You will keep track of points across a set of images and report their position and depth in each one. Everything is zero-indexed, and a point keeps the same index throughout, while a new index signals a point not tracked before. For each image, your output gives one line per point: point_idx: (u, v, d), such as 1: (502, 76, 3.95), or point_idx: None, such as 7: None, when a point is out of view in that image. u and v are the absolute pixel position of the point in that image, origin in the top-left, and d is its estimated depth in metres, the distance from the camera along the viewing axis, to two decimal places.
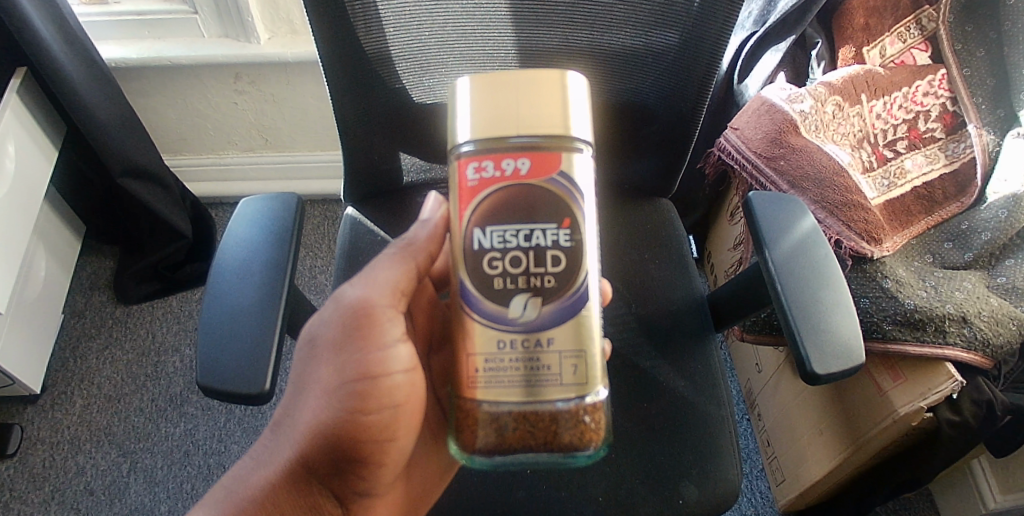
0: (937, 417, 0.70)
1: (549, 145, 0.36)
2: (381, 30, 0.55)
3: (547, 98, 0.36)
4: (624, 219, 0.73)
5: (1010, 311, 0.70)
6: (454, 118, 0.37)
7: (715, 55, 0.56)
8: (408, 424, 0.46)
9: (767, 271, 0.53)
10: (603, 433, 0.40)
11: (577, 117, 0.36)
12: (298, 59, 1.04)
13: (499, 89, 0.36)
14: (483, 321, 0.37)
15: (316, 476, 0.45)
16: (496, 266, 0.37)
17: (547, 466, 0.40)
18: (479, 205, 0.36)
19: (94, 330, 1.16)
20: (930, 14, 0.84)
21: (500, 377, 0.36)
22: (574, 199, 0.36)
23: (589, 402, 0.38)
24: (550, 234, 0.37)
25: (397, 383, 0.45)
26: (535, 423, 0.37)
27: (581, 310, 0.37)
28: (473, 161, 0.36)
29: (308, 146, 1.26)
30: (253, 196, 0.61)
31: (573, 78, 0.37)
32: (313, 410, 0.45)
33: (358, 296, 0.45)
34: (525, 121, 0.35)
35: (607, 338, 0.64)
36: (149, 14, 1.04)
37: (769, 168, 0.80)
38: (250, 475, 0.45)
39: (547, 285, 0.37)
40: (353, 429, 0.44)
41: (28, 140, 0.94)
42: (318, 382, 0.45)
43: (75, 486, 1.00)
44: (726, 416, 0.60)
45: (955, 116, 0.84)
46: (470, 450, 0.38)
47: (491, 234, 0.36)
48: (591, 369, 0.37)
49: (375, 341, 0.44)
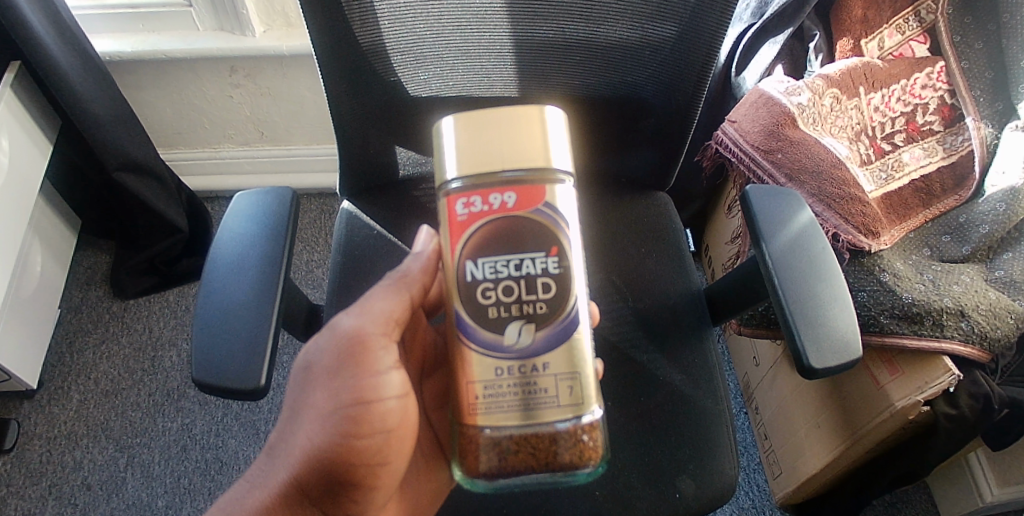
0: (934, 410, 0.69)
1: (534, 179, 0.36)
2: (376, 23, 0.55)
3: (529, 132, 0.36)
4: (621, 214, 0.73)
5: (1008, 305, 0.69)
6: (440, 153, 0.37)
7: (713, 48, 0.55)
8: (401, 447, 0.46)
9: (767, 267, 0.52)
10: (602, 450, 0.39)
11: (559, 149, 0.37)
12: (294, 52, 1.03)
13: (480, 129, 0.36)
14: (480, 349, 0.37)
15: (310, 498, 0.45)
16: (490, 295, 0.37)
17: (548, 484, 0.39)
18: (470, 238, 0.36)
19: (91, 325, 1.15)
20: (927, 6, 0.83)
21: (499, 403, 0.36)
22: (560, 228, 0.37)
23: (587, 420, 0.37)
24: (540, 262, 0.37)
25: (390, 408, 0.45)
26: (536, 445, 0.37)
27: (573, 333, 0.37)
28: (461, 197, 0.36)
29: (304, 139, 1.25)
30: (248, 191, 0.60)
31: (550, 112, 0.37)
32: (309, 433, 0.44)
33: (351, 325, 0.45)
34: (510, 156, 0.35)
35: (604, 331, 0.64)
36: (142, 7, 1.03)
37: (767, 161, 0.79)
38: (245, 498, 0.45)
39: (539, 312, 0.37)
40: (345, 453, 0.43)
41: (23, 135, 0.94)
42: (311, 407, 0.45)
43: (73, 481, 1.00)
44: (724, 411, 0.60)
45: (954, 109, 0.83)
46: (472, 474, 0.38)
47: (483, 265, 0.37)
48: (586, 389, 0.37)
49: (368, 368, 0.44)
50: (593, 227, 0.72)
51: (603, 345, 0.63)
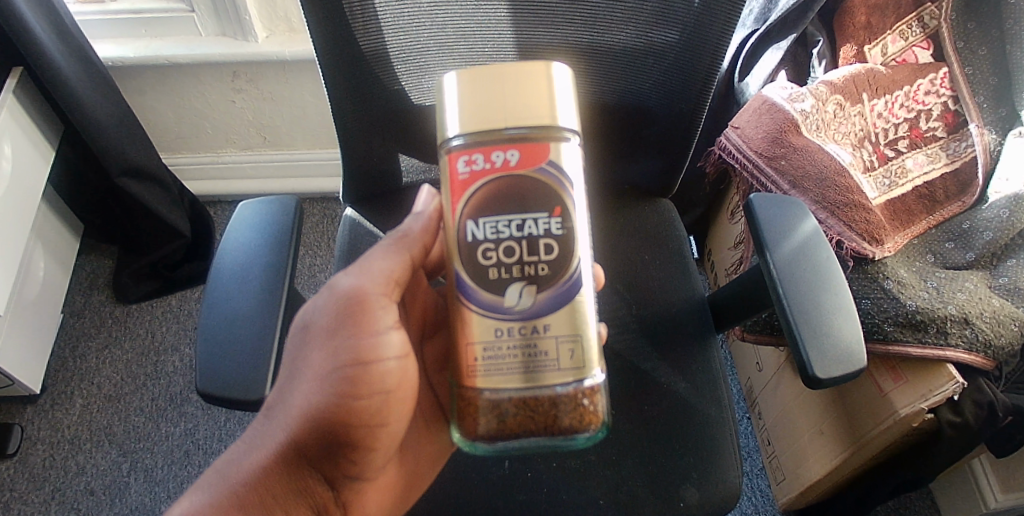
0: (938, 418, 0.70)
1: (538, 136, 0.36)
2: (379, 31, 0.55)
3: (535, 89, 0.36)
4: (622, 218, 0.73)
5: (1012, 312, 0.69)
6: (443, 112, 0.37)
7: (717, 55, 0.55)
8: (401, 409, 0.46)
9: (768, 277, 0.52)
10: (602, 415, 0.40)
11: (564, 107, 0.37)
12: (297, 57, 1.03)
13: (486, 82, 0.35)
14: (480, 310, 0.37)
15: (307, 458, 0.44)
16: (490, 256, 0.37)
17: (547, 448, 0.40)
18: (471, 197, 0.36)
19: (93, 330, 1.16)
20: (930, 12, 0.83)
21: (500, 365, 0.36)
22: (564, 188, 0.37)
23: (588, 385, 0.38)
24: (542, 223, 0.37)
25: (389, 369, 0.44)
26: (536, 408, 0.37)
27: (575, 296, 0.37)
28: (462, 154, 0.36)
29: (307, 144, 1.25)
30: (252, 200, 0.60)
31: (557, 68, 0.37)
32: (306, 394, 0.44)
33: (351, 284, 0.45)
34: (513, 112, 0.35)
35: (607, 338, 0.64)
36: (144, 12, 1.03)
37: (770, 168, 0.79)
38: (241, 459, 0.44)
39: (541, 274, 0.37)
40: (344, 413, 0.43)
41: (25, 140, 0.94)
42: (309, 368, 0.44)
43: (75, 486, 1.00)
44: (728, 418, 0.59)
45: (957, 115, 0.83)
46: (471, 437, 0.38)
47: (484, 225, 0.37)
48: (588, 353, 0.37)
49: (367, 327, 0.44)
50: (596, 233, 0.72)
51: (606, 353, 0.63)
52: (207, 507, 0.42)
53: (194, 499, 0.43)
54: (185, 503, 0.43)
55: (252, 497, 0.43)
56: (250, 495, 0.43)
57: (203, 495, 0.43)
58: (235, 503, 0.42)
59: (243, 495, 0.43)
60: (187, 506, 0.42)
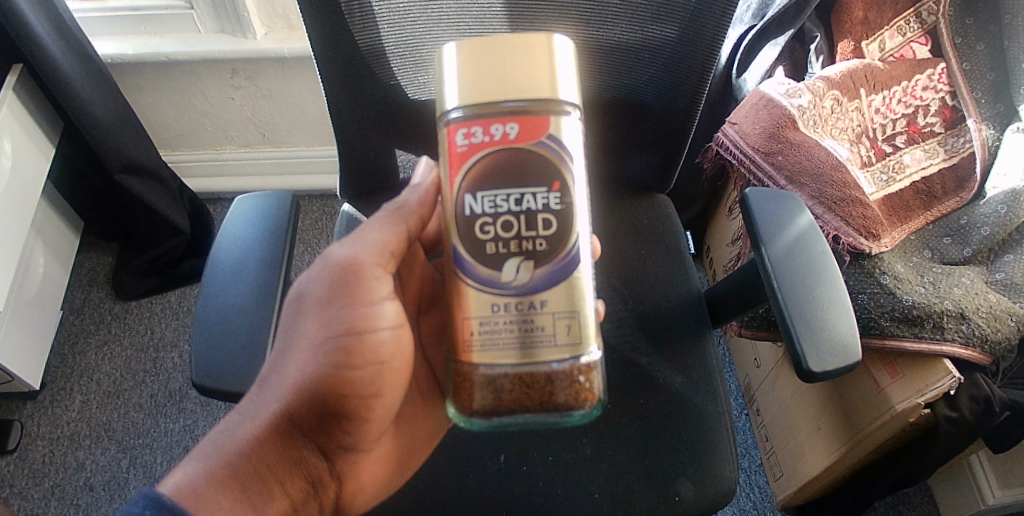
0: (935, 413, 0.69)
1: (537, 110, 0.36)
2: (375, 26, 0.55)
3: (535, 63, 0.36)
4: (619, 214, 0.73)
5: (1008, 307, 0.69)
6: (442, 85, 0.37)
7: (713, 50, 0.55)
8: (396, 382, 0.46)
9: (766, 270, 0.52)
10: (598, 393, 0.40)
11: (565, 81, 0.37)
12: (295, 54, 1.04)
13: (484, 54, 0.35)
14: (477, 285, 0.37)
15: (301, 429, 0.44)
16: (489, 231, 0.37)
17: (543, 425, 0.40)
18: (469, 170, 0.36)
19: (93, 326, 1.16)
20: (929, 8, 0.83)
21: (495, 339, 0.37)
22: (563, 162, 0.37)
23: (584, 362, 0.38)
24: (541, 198, 0.37)
25: (383, 339, 0.44)
26: (532, 384, 0.38)
27: (572, 272, 0.38)
28: (461, 127, 0.36)
29: (306, 141, 1.26)
30: (248, 194, 0.60)
31: (558, 41, 0.37)
32: (301, 365, 0.44)
33: (346, 255, 0.45)
34: (512, 85, 0.35)
35: (603, 332, 0.64)
36: (144, 9, 1.03)
37: (767, 163, 0.79)
38: (234, 429, 0.43)
39: (538, 249, 0.37)
40: (339, 386, 0.44)
41: (24, 137, 0.94)
42: (305, 339, 0.45)
43: (75, 481, 1.00)
44: (723, 413, 0.60)
45: (955, 111, 0.83)
46: (467, 412, 0.39)
47: (482, 199, 0.37)
48: (584, 329, 0.38)
49: (362, 298, 0.44)
50: (594, 230, 0.72)
51: (602, 347, 0.63)
52: (203, 476, 0.41)
53: (187, 469, 0.42)
54: (177, 473, 0.42)
55: (246, 469, 0.42)
56: (246, 465, 0.42)
57: (197, 466, 0.42)
58: (230, 473, 0.42)
59: (237, 465, 0.42)
60: (181, 476, 0.41)
